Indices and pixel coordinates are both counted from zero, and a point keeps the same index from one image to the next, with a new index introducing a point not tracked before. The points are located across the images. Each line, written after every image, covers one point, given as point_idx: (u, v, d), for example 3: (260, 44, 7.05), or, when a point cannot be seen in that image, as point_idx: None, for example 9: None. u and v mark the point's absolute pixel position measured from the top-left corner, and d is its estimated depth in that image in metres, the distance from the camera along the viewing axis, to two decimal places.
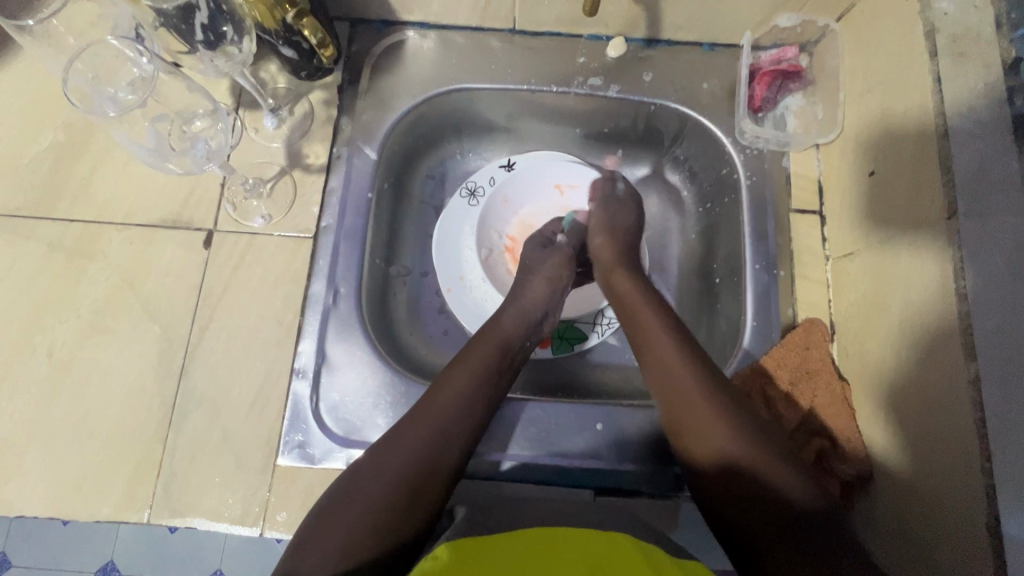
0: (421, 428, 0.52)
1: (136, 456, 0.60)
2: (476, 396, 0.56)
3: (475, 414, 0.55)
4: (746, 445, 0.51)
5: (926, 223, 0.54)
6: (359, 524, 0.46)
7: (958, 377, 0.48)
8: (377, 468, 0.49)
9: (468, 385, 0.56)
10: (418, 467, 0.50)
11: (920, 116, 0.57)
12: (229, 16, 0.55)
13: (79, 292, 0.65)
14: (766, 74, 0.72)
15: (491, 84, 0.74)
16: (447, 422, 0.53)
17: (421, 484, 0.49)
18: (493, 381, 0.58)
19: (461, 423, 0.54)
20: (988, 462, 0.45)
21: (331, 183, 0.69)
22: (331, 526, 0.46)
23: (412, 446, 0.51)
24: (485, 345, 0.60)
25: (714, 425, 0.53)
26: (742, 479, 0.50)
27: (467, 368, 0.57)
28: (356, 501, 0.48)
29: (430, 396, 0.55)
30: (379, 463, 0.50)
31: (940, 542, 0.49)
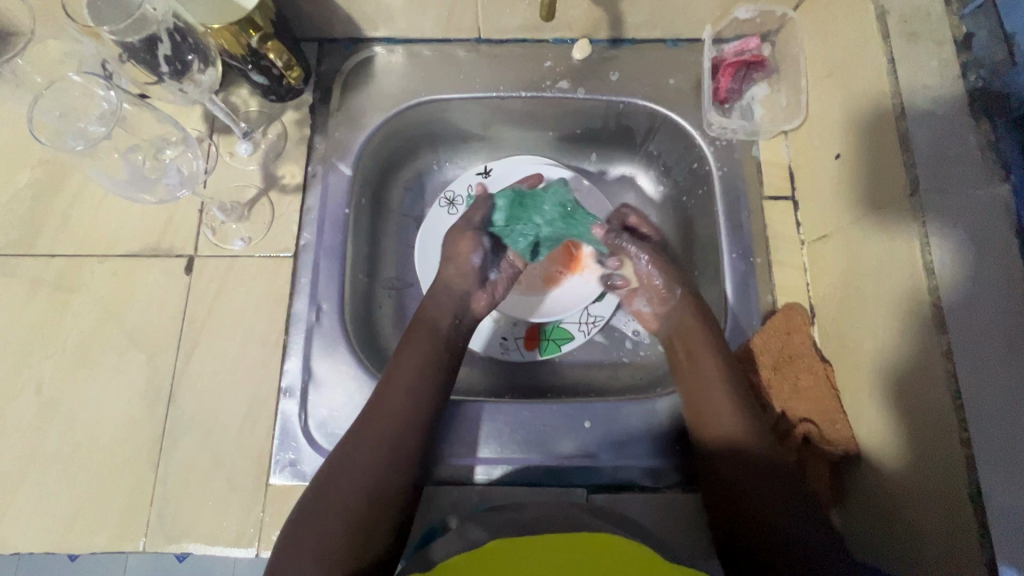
0: (376, 434, 0.53)
1: (129, 484, 0.61)
2: (421, 395, 0.57)
3: (423, 412, 0.56)
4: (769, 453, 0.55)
5: (891, 202, 0.55)
6: (334, 532, 0.47)
7: (933, 351, 0.49)
8: (340, 481, 0.50)
9: (410, 387, 0.57)
10: (370, 477, 0.51)
11: (879, 97, 0.57)
12: (193, 44, 0.56)
13: (65, 325, 0.65)
14: (730, 66, 0.73)
15: (461, 94, 0.75)
16: (398, 421, 0.54)
17: (385, 489, 0.51)
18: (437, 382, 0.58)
19: (416, 419, 0.55)
20: (965, 433, 0.46)
21: (308, 202, 0.70)
22: (306, 536, 0.47)
23: (371, 452, 0.52)
24: (420, 342, 0.61)
25: (738, 422, 0.57)
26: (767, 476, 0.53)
27: (407, 368, 0.58)
28: (328, 509, 0.49)
29: (379, 399, 0.56)
30: (344, 473, 0.51)
31: (924, 523, 0.49)
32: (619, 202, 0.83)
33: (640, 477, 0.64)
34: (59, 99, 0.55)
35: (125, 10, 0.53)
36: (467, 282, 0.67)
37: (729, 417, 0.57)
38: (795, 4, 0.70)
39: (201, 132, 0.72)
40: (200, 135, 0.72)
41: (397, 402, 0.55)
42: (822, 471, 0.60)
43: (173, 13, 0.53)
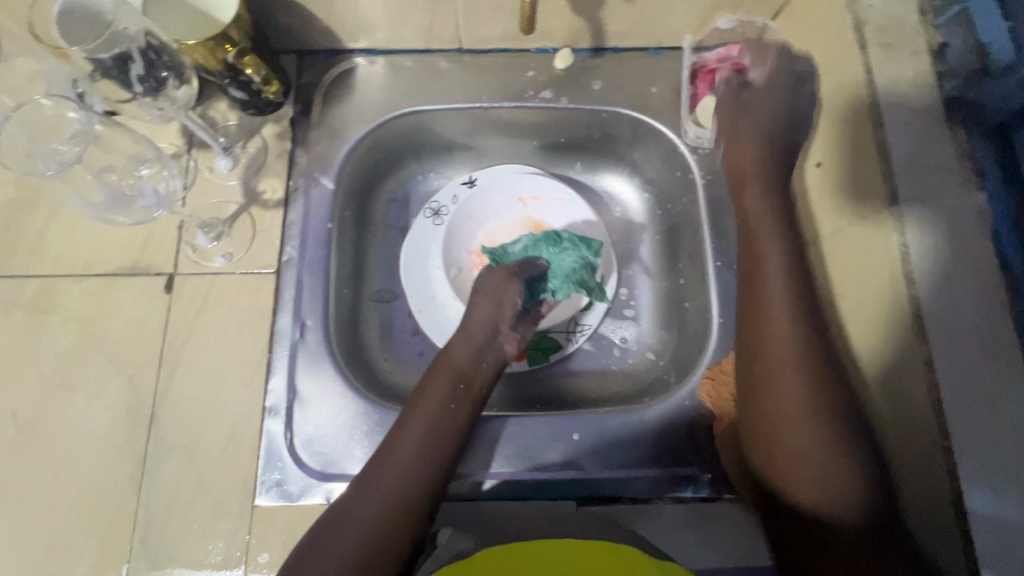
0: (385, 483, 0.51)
1: (111, 509, 0.59)
2: (438, 442, 0.54)
3: (438, 458, 0.53)
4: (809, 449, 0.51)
5: (870, 211, 0.56)
6: None
7: (914, 359, 0.50)
8: (342, 529, 0.49)
9: (427, 429, 0.54)
10: (381, 525, 0.49)
11: (857, 106, 0.58)
12: (167, 62, 0.55)
13: (42, 348, 0.64)
14: (708, 73, 0.73)
15: (443, 106, 0.74)
16: (410, 466, 0.52)
17: (387, 540, 0.48)
18: (456, 424, 0.55)
19: (429, 467, 0.52)
20: (947, 442, 0.46)
21: (290, 217, 0.69)
22: None
23: (376, 502, 0.50)
24: (440, 381, 0.57)
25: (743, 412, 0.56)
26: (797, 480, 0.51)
27: (424, 411, 0.55)
28: (325, 558, 0.47)
29: (391, 444, 0.53)
30: (347, 520, 0.49)
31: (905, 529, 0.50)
32: (605, 209, 0.83)
33: (630, 488, 0.64)
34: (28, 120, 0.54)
35: (96, 29, 0.53)
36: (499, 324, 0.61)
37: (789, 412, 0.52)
38: (774, 14, 0.71)
39: (179, 146, 0.71)
40: (178, 150, 0.70)
41: (410, 448, 0.53)
42: None
43: (144, 31, 0.52)
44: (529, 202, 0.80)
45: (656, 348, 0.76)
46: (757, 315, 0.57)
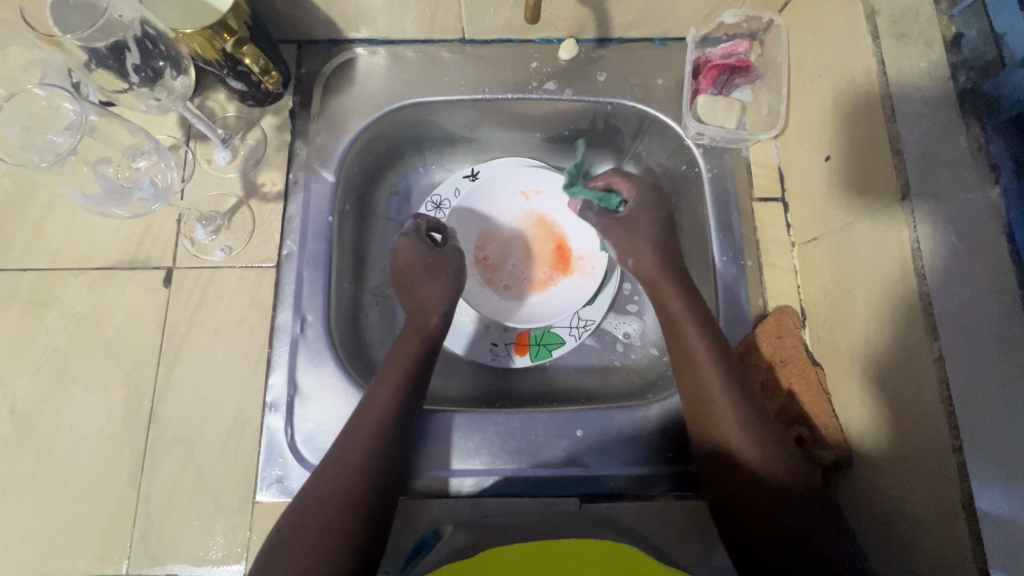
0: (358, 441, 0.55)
1: (110, 505, 0.59)
2: (401, 401, 0.58)
3: (403, 416, 0.58)
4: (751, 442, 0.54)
5: (880, 206, 0.55)
6: (317, 531, 0.49)
7: (924, 357, 0.49)
8: (323, 484, 0.52)
9: (392, 390, 0.58)
10: (358, 477, 0.53)
11: (869, 99, 0.57)
12: (164, 50, 0.54)
13: (39, 342, 0.63)
14: (713, 68, 0.71)
15: (445, 97, 0.73)
16: (380, 425, 0.56)
17: (365, 490, 0.52)
18: (418, 385, 0.60)
19: (396, 424, 0.57)
20: (958, 440, 0.45)
21: (290, 210, 0.68)
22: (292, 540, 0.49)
23: (352, 456, 0.54)
24: (401, 349, 0.62)
25: (731, 408, 0.56)
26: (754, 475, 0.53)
27: (389, 376, 0.60)
28: (310, 511, 0.50)
29: (360, 407, 0.57)
30: (327, 476, 0.53)
31: (908, 527, 0.50)
32: None
33: (634, 485, 0.63)
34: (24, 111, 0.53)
35: (90, 17, 0.51)
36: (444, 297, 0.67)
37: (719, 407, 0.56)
38: (780, 8, 0.70)
39: (178, 138, 0.70)
40: (176, 142, 0.69)
41: (378, 407, 0.57)
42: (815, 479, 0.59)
43: (141, 19, 0.51)
44: (531, 194, 0.80)
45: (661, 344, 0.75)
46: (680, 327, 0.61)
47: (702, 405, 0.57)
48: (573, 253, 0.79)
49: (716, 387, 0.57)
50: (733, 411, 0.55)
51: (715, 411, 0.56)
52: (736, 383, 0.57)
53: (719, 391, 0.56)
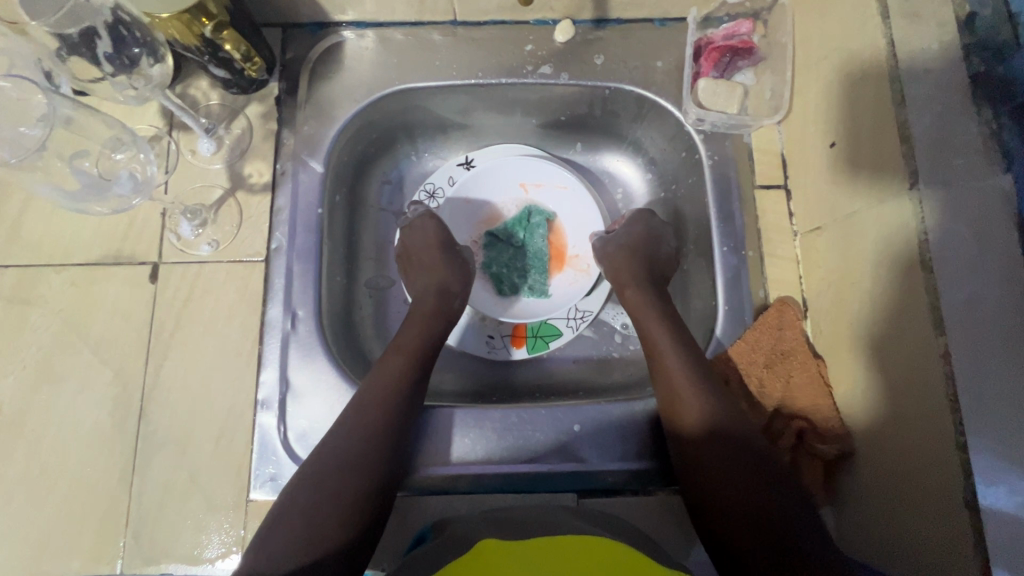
0: (370, 407, 0.55)
1: (102, 505, 0.58)
2: (413, 373, 0.59)
3: (415, 386, 0.58)
4: (713, 416, 0.56)
5: (888, 195, 0.53)
6: (331, 492, 0.50)
7: (930, 351, 0.48)
8: (337, 447, 0.53)
9: (405, 362, 0.59)
10: (372, 443, 0.53)
11: (876, 84, 0.55)
12: (140, 36, 0.51)
13: (23, 340, 0.61)
14: (714, 50, 0.68)
15: (437, 82, 0.71)
16: (392, 393, 0.57)
17: (378, 455, 0.53)
18: (427, 359, 0.61)
19: (409, 394, 0.58)
20: (961, 437, 0.44)
21: (278, 203, 0.66)
22: (304, 500, 0.49)
23: (367, 422, 0.54)
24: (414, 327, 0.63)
25: (693, 389, 0.57)
26: (716, 447, 0.54)
27: (402, 349, 0.61)
28: (325, 473, 0.51)
29: (373, 376, 0.58)
30: (342, 439, 0.53)
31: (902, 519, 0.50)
32: (606, 190, 0.81)
33: (630, 479, 0.63)
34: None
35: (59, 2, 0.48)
36: (442, 282, 0.67)
37: (678, 384, 0.58)
38: None
39: (160, 128, 0.67)
40: (158, 132, 0.67)
41: (392, 376, 0.58)
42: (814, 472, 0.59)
43: (113, 4, 0.49)
44: (530, 188, 0.78)
45: None
46: (642, 318, 0.65)
47: (665, 386, 0.59)
48: (573, 250, 0.77)
49: (677, 368, 0.59)
50: (693, 389, 0.57)
51: (678, 391, 0.58)
52: (697, 361, 0.60)
53: (680, 371, 0.59)
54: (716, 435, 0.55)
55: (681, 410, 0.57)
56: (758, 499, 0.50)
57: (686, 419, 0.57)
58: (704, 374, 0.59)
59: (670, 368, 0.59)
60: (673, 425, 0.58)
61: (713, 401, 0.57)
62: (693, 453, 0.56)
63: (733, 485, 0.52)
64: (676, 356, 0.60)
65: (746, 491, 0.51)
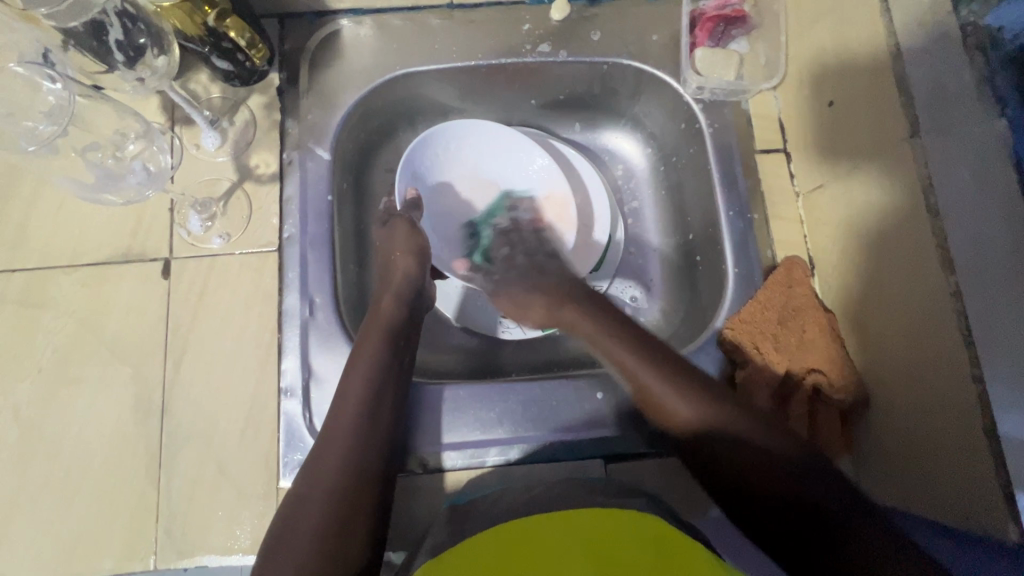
0: (344, 413, 0.53)
1: (130, 502, 0.57)
2: (387, 366, 0.56)
3: (388, 381, 0.56)
4: (708, 411, 0.51)
5: (891, 145, 0.55)
6: (322, 510, 0.48)
7: (939, 291, 0.50)
8: (323, 461, 0.50)
9: (375, 356, 0.57)
10: (354, 449, 0.51)
11: (870, 42, 0.57)
12: (146, 27, 0.52)
13: (36, 343, 0.61)
14: (709, 20, 0.70)
15: (438, 66, 0.71)
16: (366, 393, 0.54)
17: (364, 460, 0.51)
18: (400, 352, 0.58)
19: (385, 387, 0.55)
20: (976, 369, 0.46)
21: (287, 191, 0.66)
22: (297, 524, 0.47)
23: (341, 432, 0.52)
24: (380, 323, 0.60)
25: (676, 393, 0.53)
26: (722, 442, 0.50)
27: (369, 346, 0.58)
28: (313, 492, 0.49)
29: (343, 381, 0.55)
30: (322, 453, 0.51)
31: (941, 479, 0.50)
32: (607, 166, 0.83)
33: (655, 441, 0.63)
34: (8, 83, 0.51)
35: None
36: None
37: (656, 393, 0.53)
38: None
39: (162, 124, 0.67)
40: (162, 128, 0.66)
41: (362, 376, 0.55)
42: (833, 422, 0.60)
43: None
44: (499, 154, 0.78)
45: (669, 305, 0.77)
46: (583, 329, 0.59)
47: (656, 413, 0.54)
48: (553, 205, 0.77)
49: (644, 375, 0.54)
50: (673, 390, 0.52)
51: (658, 399, 0.53)
52: (660, 356, 0.55)
53: (648, 376, 0.54)
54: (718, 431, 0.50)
55: (671, 416, 0.53)
56: (782, 481, 0.47)
57: (681, 425, 0.52)
58: (672, 365, 0.54)
59: (641, 377, 0.54)
60: (670, 429, 0.54)
61: (702, 394, 0.52)
62: (699, 456, 0.52)
63: (758, 471, 0.48)
64: (638, 362, 0.55)
65: (778, 476, 0.47)
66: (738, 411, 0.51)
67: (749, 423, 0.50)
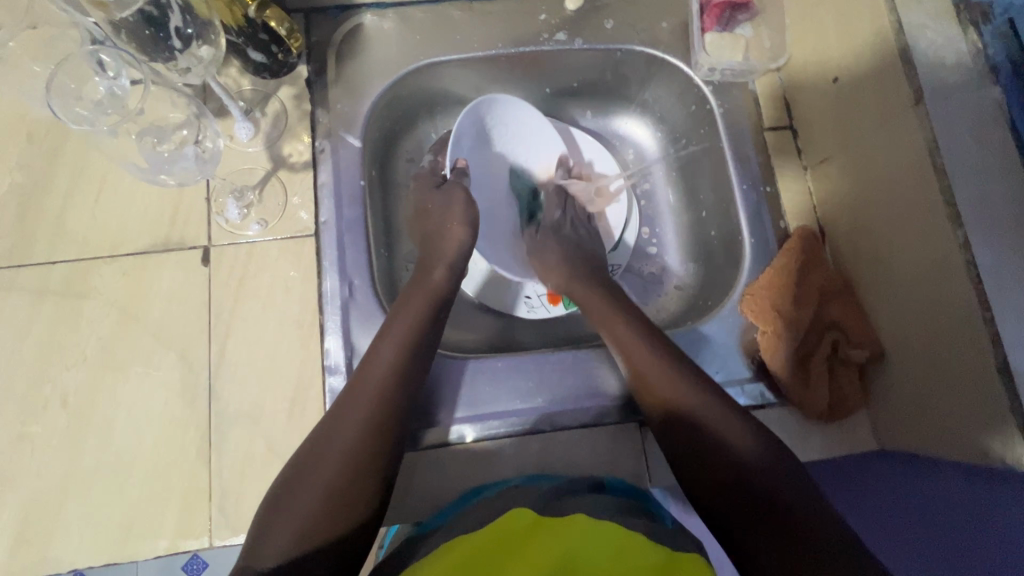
0: (372, 380, 0.54)
1: (183, 482, 0.59)
2: (418, 341, 0.58)
3: (418, 356, 0.57)
4: (697, 400, 0.54)
5: (897, 114, 0.59)
6: (333, 471, 0.48)
7: (948, 245, 0.53)
8: (343, 425, 0.51)
9: (410, 329, 0.58)
10: (376, 415, 0.52)
11: (872, 19, 0.61)
12: (191, 17, 0.52)
13: (81, 332, 0.62)
14: (716, 6, 0.73)
15: (460, 56, 0.74)
16: (396, 363, 0.55)
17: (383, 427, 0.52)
18: (432, 328, 0.60)
19: (415, 361, 0.57)
20: (988, 313, 0.50)
21: (320, 178, 0.68)
22: (305, 480, 0.48)
23: (365, 397, 0.53)
24: (417, 300, 0.61)
25: (670, 378, 0.56)
26: (701, 428, 0.53)
27: (405, 320, 0.59)
28: (328, 451, 0.49)
29: (375, 350, 0.56)
30: (343, 417, 0.51)
31: (959, 432, 0.53)
32: (620, 150, 0.86)
33: None
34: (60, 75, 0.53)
35: None
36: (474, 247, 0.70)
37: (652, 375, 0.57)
38: None
39: None
40: None
41: (394, 347, 0.56)
42: (851, 375, 0.65)
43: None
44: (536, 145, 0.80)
45: (686, 280, 0.80)
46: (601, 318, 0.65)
47: (648, 394, 0.57)
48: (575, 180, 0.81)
49: (646, 358, 0.59)
50: (668, 375, 0.57)
51: (652, 380, 0.57)
52: (668, 348, 0.59)
53: (649, 362, 0.58)
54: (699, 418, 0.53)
55: (661, 397, 0.56)
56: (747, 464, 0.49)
57: (665, 408, 0.56)
58: (672, 356, 0.59)
59: (641, 362, 0.59)
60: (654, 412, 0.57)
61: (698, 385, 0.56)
62: (674, 438, 0.54)
63: (731, 454, 0.50)
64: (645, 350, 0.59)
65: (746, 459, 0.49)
66: (721, 403, 0.54)
67: (727, 414, 0.53)
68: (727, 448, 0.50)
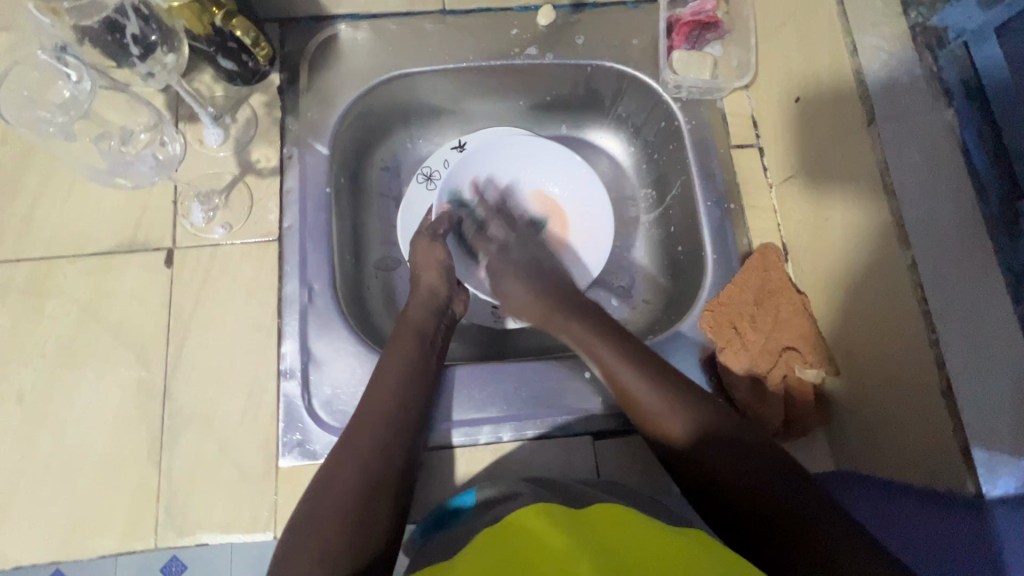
0: (368, 424, 0.53)
1: (133, 482, 0.59)
2: (411, 382, 0.58)
3: (414, 396, 0.57)
4: (707, 421, 0.50)
5: (852, 134, 0.59)
6: (337, 521, 0.46)
7: (898, 264, 0.53)
8: (341, 469, 0.50)
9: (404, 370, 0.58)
10: (376, 460, 0.51)
11: (830, 41, 0.62)
12: (157, 25, 0.55)
13: (42, 330, 0.62)
14: (685, 25, 0.75)
15: (431, 68, 0.75)
16: (390, 404, 0.55)
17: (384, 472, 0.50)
18: (427, 368, 0.60)
19: (410, 401, 0.56)
20: (933, 333, 0.50)
21: (287, 184, 0.69)
22: (309, 533, 0.45)
23: (364, 442, 0.52)
24: (407, 341, 0.61)
25: (667, 403, 0.52)
26: (716, 451, 0.48)
27: (397, 361, 0.59)
28: (328, 501, 0.47)
29: (369, 394, 0.56)
30: (338, 462, 0.50)
31: (915, 454, 0.52)
32: (593, 164, 0.87)
33: None
34: (25, 77, 0.55)
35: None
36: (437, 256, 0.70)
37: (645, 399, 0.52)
38: None
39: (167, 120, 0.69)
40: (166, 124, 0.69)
41: (387, 391, 0.56)
42: (806, 396, 0.63)
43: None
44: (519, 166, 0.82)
45: (653, 294, 0.80)
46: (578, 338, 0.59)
47: (648, 422, 0.53)
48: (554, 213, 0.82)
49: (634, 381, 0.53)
50: (664, 398, 0.52)
51: (647, 406, 0.52)
52: (653, 364, 0.55)
53: (641, 384, 0.53)
54: (714, 441, 0.49)
55: (664, 425, 0.51)
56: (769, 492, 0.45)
57: (672, 436, 0.51)
58: (662, 374, 0.54)
59: (631, 384, 0.54)
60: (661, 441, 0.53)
61: (698, 405, 0.51)
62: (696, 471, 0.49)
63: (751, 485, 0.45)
64: (629, 370, 0.54)
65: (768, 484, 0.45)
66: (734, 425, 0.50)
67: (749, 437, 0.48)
68: (747, 480, 0.46)
